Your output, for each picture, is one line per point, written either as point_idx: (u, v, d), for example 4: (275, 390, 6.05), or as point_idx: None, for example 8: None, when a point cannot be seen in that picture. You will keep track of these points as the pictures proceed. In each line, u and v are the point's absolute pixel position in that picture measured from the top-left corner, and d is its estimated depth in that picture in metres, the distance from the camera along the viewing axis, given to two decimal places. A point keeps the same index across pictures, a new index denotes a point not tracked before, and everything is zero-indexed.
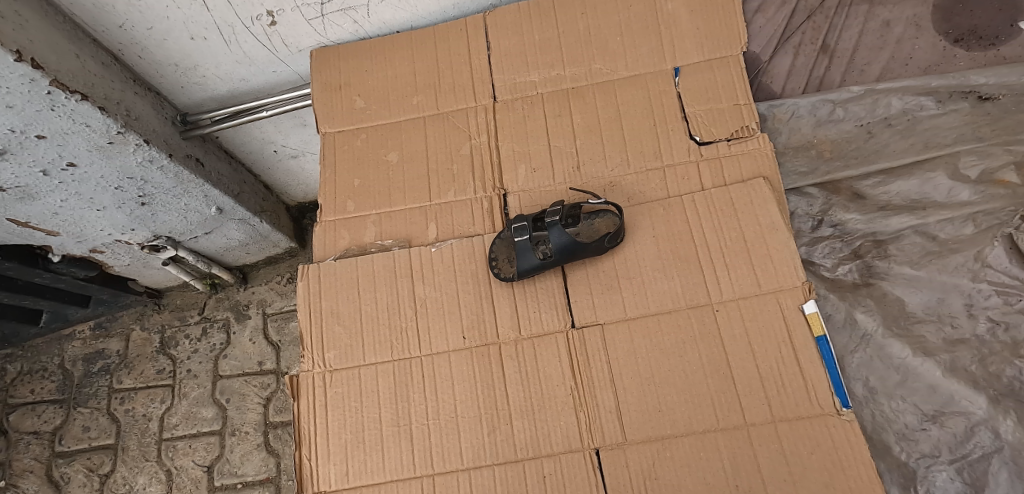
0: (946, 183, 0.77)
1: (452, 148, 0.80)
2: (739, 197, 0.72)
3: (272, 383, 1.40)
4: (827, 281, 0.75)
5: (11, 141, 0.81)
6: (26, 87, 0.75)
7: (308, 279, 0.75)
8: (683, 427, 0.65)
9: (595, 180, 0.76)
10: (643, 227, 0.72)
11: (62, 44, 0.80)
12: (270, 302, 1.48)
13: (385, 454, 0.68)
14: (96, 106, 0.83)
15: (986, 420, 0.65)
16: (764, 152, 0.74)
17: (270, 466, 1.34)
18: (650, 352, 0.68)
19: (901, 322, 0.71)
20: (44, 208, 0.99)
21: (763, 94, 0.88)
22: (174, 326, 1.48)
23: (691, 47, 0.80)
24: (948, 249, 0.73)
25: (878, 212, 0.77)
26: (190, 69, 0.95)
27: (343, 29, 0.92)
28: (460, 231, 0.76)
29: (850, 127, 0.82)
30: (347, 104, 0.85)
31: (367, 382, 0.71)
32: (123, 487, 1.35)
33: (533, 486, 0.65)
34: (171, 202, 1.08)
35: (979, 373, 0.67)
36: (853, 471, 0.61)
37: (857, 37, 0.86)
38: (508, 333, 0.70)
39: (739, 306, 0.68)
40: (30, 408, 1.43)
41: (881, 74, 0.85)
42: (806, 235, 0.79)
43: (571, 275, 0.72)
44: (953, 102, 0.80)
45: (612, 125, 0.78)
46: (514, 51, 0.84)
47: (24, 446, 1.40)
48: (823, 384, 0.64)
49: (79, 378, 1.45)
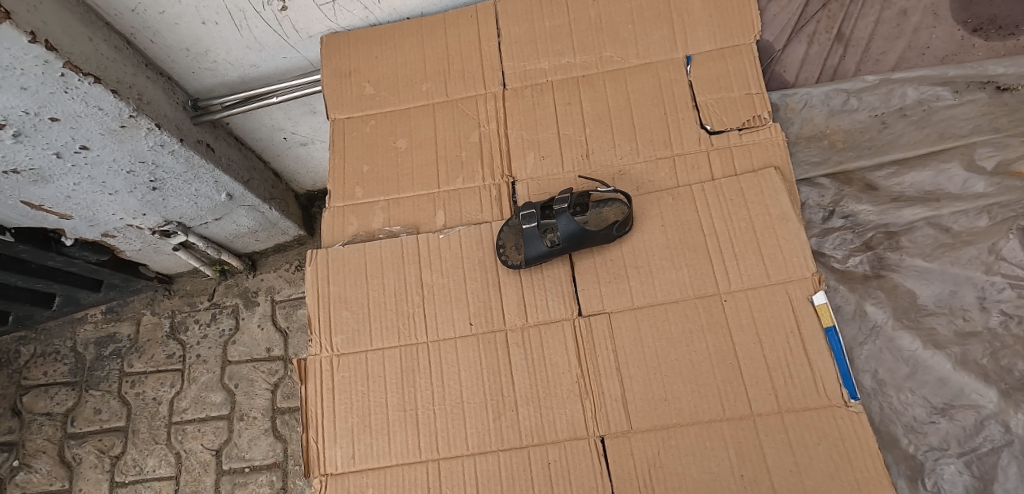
0: (961, 174, 0.76)
1: (461, 135, 0.80)
2: (749, 187, 0.71)
3: (280, 369, 1.41)
4: (838, 273, 0.75)
5: (25, 122, 0.82)
6: (40, 69, 0.75)
7: (316, 264, 0.76)
8: (688, 417, 0.65)
9: (603, 168, 0.76)
10: (652, 215, 0.72)
11: (76, 26, 0.81)
12: (279, 289, 1.49)
13: (391, 438, 0.69)
14: (108, 89, 0.84)
15: (997, 414, 0.64)
16: (775, 142, 0.74)
17: (276, 452, 1.35)
18: (657, 341, 0.68)
19: (911, 314, 0.71)
20: (58, 192, 1.00)
21: (776, 83, 0.87)
22: (183, 312, 1.50)
23: (703, 34, 0.80)
24: (961, 241, 0.72)
25: (891, 204, 0.77)
26: (201, 54, 0.96)
27: (354, 15, 0.92)
28: (469, 218, 0.76)
29: (863, 117, 0.81)
30: (356, 90, 0.85)
31: (374, 366, 0.71)
32: (133, 469, 1.37)
33: (538, 473, 0.66)
34: (182, 187, 1.09)
35: (990, 366, 0.67)
36: (860, 462, 0.61)
37: (873, 25, 0.85)
38: (515, 320, 0.70)
39: (748, 297, 0.68)
40: (43, 390, 1.45)
41: (896, 64, 0.84)
42: (816, 226, 0.78)
43: (578, 264, 0.72)
44: (970, 92, 0.79)
45: (622, 113, 0.78)
46: (525, 38, 0.83)
47: (37, 427, 1.42)
48: (831, 375, 0.64)
49: (91, 362, 1.47)
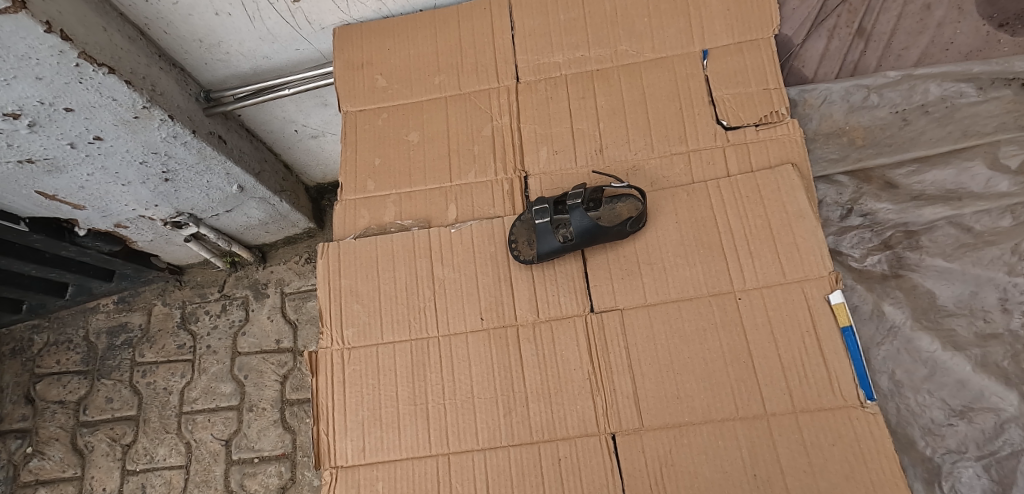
0: (984, 173, 0.75)
1: (475, 128, 0.80)
2: (765, 184, 0.70)
3: (289, 360, 1.42)
4: (855, 272, 0.74)
5: (40, 112, 0.82)
6: (55, 59, 0.76)
7: (328, 257, 0.75)
8: (701, 415, 0.64)
9: (618, 163, 0.75)
10: (666, 211, 0.71)
11: (91, 17, 0.81)
12: (289, 281, 1.49)
13: (401, 432, 0.69)
14: (122, 80, 0.84)
15: (1016, 418, 0.65)
16: (792, 138, 0.73)
17: (285, 443, 1.36)
18: (670, 338, 0.67)
19: (930, 315, 0.70)
20: (71, 182, 1.00)
21: (795, 79, 0.86)
22: (194, 302, 1.50)
23: (721, 28, 0.78)
24: (983, 242, 0.72)
25: (912, 202, 0.76)
26: (214, 45, 0.96)
27: (366, 7, 0.91)
28: (481, 212, 0.75)
29: (885, 113, 0.79)
30: (369, 83, 0.85)
31: (385, 360, 0.71)
32: (144, 457, 1.38)
33: (547, 469, 0.65)
34: (194, 179, 1.10)
35: (1011, 369, 0.66)
36: (875, 464, 0.60)
37: (895, 20, 0.84)
38: (526, 315, 0.70)
39: (762, 295, 0.67)
40: (55, 378, 1.46)
41: (918, 60, 0.83)
42: (834, 224, 0.78)
43: (590, 260, 0.71)
44: (995, 89, 0.77)
45: (637, 108, 0.77)
46: (539, 31, 0.83)
47: (50, 415, 1.43)
48: (846, 375, 0.63)
49: (103, 351, 1.48)
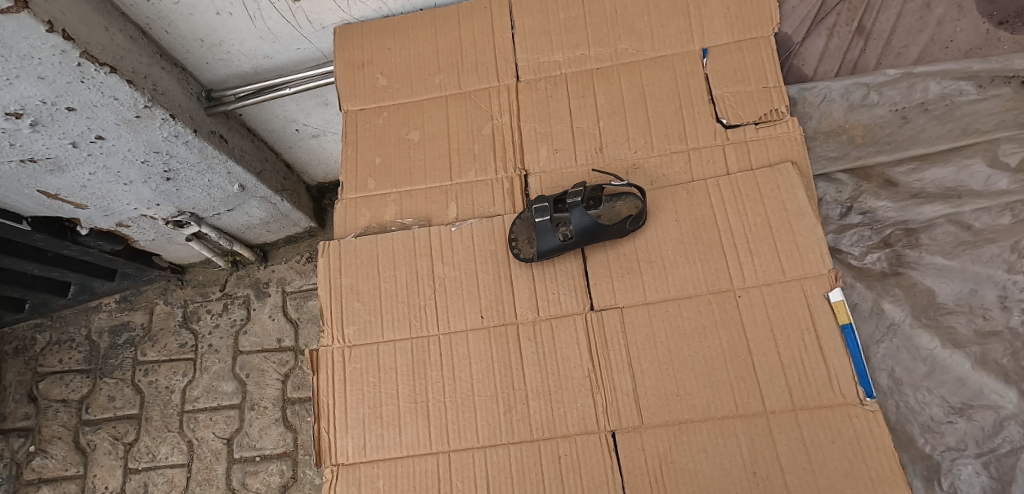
0: (983, 171, 0.75)
1: (475, 127, 0.80)
2: (765, 182, 0.70)
3: (291, 359, 1.42)
4: (855, 270, 0.74)
5: (42, 112, 0.82)
6: (57, 58, 0.76)
7: (329, 255, 0.76)
8: (701, 413, 0.64)
9: (617, 161, 0.75)
10: (665, 209, 0.71)
11: (93, 17, 0.81)
12: (290, 280, 1.50)
13: (402, 430, 0.69)
14: (124, 80, 0.84)
15: (1016, 415, 0.65)
16: (792, 136, 0.73)
17: (287, 441, 1.36)
18: (669, 336, 0.67)
19: (930, 313, 0.70)
20: (73, 181, 1.01)
21: (795, 77, 0.86)
22: (196, 301, 1.51)
23: (720, 27, 0.79)
24: (983, 239, 0.72)
25: (911, 200, 0.76)
26: (215, 45, 0.96)
27: (366, 7, 0.91)
28: (481, 210, 0.76)
29: (884, 111, 0.79)
30: (369, 82, 0.85)
31: (386, 358, 0.71)
32: (146, 456, 1.39)
33: (547, 466, 0.65)
34: (195, 178, 1.10)
35: (1010, 367, 0.67)
36: (874, 461, 0.60)
37: (894, 18, 0.84)
38: (526, 313, 0.70)
39: (762, 293, 0.67)
40: (57, 377, 1.47)
41: (918, 58, 0.83)
42: (834, 222, 0.78)
43: (590, 258, 0.71)
44: (994, 87, 0.77)
45: (637, 106, 0.77)
46: (539, 30, 0.83)
47: (53, 413, 1.44)
48: (845, 373, 0.63)
49: (105, 350, 1.49)
